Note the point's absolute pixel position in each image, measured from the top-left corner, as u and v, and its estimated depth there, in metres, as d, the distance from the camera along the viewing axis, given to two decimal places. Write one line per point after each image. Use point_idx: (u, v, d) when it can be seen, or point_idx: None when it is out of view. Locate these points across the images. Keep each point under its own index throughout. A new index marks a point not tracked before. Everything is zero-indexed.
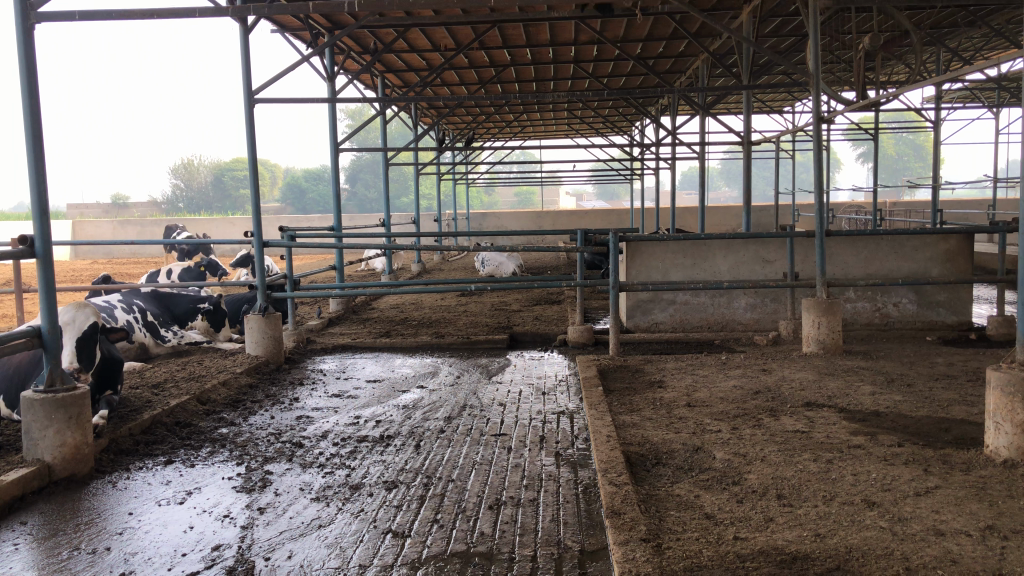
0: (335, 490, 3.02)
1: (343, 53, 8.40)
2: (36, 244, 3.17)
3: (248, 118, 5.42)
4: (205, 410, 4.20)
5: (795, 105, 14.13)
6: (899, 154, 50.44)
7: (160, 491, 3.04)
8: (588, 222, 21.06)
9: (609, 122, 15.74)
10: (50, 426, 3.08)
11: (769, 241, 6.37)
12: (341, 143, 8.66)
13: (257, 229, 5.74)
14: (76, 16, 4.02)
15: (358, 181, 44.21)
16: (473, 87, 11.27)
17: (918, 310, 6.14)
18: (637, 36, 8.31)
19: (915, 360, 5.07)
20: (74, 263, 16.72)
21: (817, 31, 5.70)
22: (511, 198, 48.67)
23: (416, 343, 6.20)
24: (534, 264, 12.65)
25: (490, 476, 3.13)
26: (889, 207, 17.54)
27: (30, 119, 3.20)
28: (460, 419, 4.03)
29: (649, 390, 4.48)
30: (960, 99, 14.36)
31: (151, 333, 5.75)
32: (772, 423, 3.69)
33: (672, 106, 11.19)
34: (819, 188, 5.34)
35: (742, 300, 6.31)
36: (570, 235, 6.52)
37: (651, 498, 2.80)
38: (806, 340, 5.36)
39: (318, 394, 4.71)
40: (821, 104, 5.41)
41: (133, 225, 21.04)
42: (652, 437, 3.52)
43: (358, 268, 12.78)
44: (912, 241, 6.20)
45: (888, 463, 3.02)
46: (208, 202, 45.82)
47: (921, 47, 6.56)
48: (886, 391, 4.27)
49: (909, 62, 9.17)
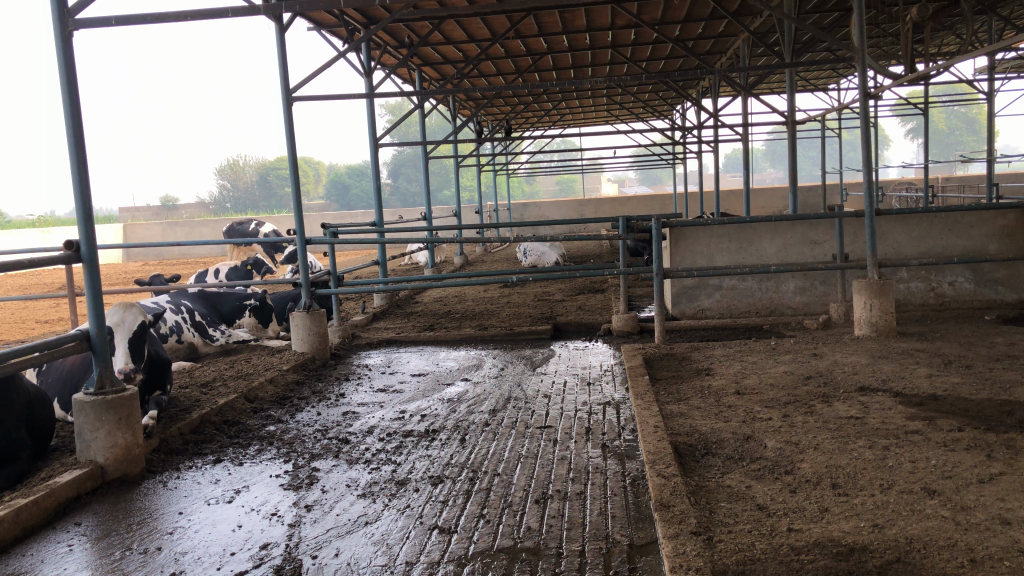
0: (381, 486, 3.01)
1: (380, 48, 8.42)
2: (81, 248, 3.21)
3: (287, 116, 5.44)
4: (253, 408, 4.24)
5: (841, 82, 13.77)
6: (950, 128, 49.10)
7: (209, 490, 3.07)
8: (631, 209, 20.88)
9: (650, 107, 15.55)
10: (101, 427, 3.12)
11: (817, 222, 6.22)
12: (379, 138, 8.66)
13: (299, 228, 5.76)
14: (113, 21, 4.05)
15: (401, 175, 44.54)
16: (511, 76, 11.23)
17: (975, 289, 5.94)
18: (675, 17, 8.17)
19: (974, 341, 4.90)
20: (126, 265, 17.13)
21: (862, 4, 5.51)
22: (552, 187, 48.58)
23: (460, 336, 6.18)
24: (576, 253, 12.58)
25: (536, 469, 3.09)
26: (942, 183, 17.03)
27: (72, 125, 3.24)
28: (504, 411, 4.00)
29: (696, 378, 4.40)
30: (1014, 68, 13.86)
31: (200, 333, 5.83)
32: (824, 409, 3.59)
33: (714, 88, 11.00)
34: (868, 166, 5.17)
35: (791, 283, 6.17)
36: (612, 222, 6.44)
37: (701, 489, 2.74)
38: (858, 322, 5.22)
39: (363, 389, 4.73)
40: (867, 79, 5.24)
41: (182, 227, 21.45)
42: (701, 427, 3.45)
43: (401, 262, 12.86)
44: (967, 218, 6.00)
45: (948, 449, 2.91)
46: (255, 202, 46.56)
47: (973, 15, 6.32)
48: (944, 373, 4.12)
49: (959, 33, 8.86)
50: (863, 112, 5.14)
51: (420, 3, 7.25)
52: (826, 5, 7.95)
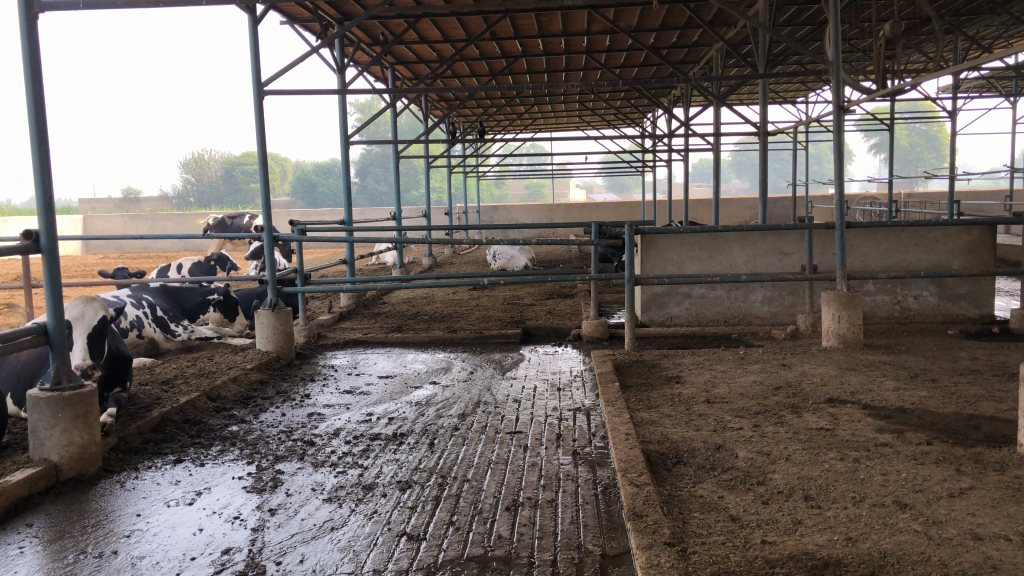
0: (347, 491, 2.94)
1: (354, 44, 8.33)
2: (41, 239, 3.10)
3: (258, 109, 5.34)
4: (215, 407, 4.13)
5: (809, 96, 13.94)
6: (912, 144, 50.09)
7: (169, 492, 2.98)
8: (599, 215, 20.94)
9: (621, 113, 15.61)
10: (56, 425, 3.02)
11: (787, 233, 6.26)
12: (351, 136, 8.55)
13: (267, 224, 5.65)
14: (81, 5, 3.93)
15: (369, 174, 44.27)
16: (485, 78, 11.18)
17: (939, 303, 6.02)
18: (651, 25, 8.19)
19: (939, 355, 4.95)
20: (86, 257, 16.75)
21: (838, 18, 5.56)
22: (521, 191, 48.62)
23: (429, 338, 6.11)
24: (545, 257, 12.55)
25: (506, 475, 3.05)
26: (904, 198, 17.31)
27: (34, 110, 3.13)
28: (474, 416, 3.95)
29: (666, 385, 4.38)
30: (977, 88, 14.16)
31: (161, 328, 5.68)
32: (795, 420, 3.59)
33: (686, 96, 11.05)
34: (840, 179, 5.21)
35: (759, 293, 6.20)
36: (583, 227, 6.41)
37: (674, 499, 2.72)
38: (826, 333, 5.25)
39: (329, 390, 4.64)
40: (841, 92, 5.28)
41: (144, 221, 21.09)
42: (672, 435, 3.43)
43: (369, 262, 12.75)
44: (933, 233, 6.08)
45: (917, 462, 2.93)
46: (220, 197, 45.90)
47: (943, 34, 6.41)
48: (911, 386, 4.16)
49: (927, 52, 9.01)
50: (836, 125, 5.17)
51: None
52: (799, 18, 8.03)
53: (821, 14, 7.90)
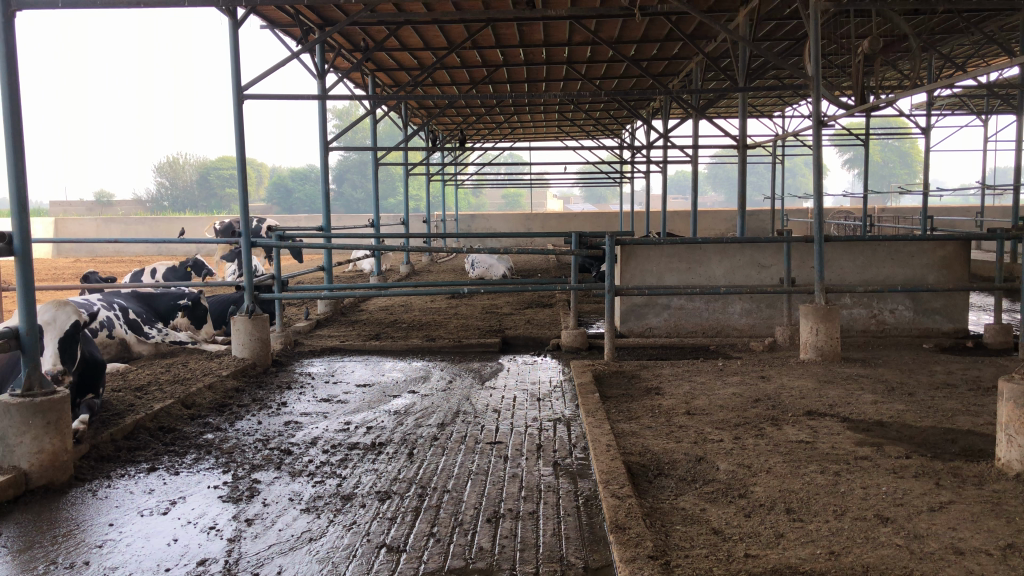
0: (326, 501, 2.90)
1: (335, 50, 8.29)
2: (14, 241, 3.04)
3: (237, 113, 5.28)
4: (189, 415, 4.06)
5: (786, 110, 14.08)
6: (885, 160, 50.86)
7: (142, 501, 2.91)
8: (577, 226, 20.99)
9: (601, 124, 15.67)
10: (27, 431, 2.94)
11: (765, 245, 6.30)
12: (330, 142, 8.50)
13: (244, 228, 5.57)
14: (59, 4, 3.86)
15: (347, 181, 44.10)
16: (465, 87, 11.18)
17: (914, 317, 6.08)
18: (633, 36, 8.23)
19: (915, 368, 5.00)
20: (56, 260, 16.47)
21: (818, 33, 5.62)
22: (499, 201, 48.65)
23: (407, 346, 6.07)
24: (524, 267, 12.54)
25: (486, 486, 3.02)
26: (878, 213, 17.52)
27: (10, 109, 3.07)
28: (453, 425, 3.92)
29: (646, 397, 4.37)
30: (950, 106, 14.41)
31: (134, 331, 5.59)
32: (775, 432, 3.60)
33: (665, 108, 11.11)
34: (819, 192, 5.25)
35: (738, 305, 6.23)
36: (563, 237, 6.40)
37: (656, 511, 2.71)
38: (804, 346, 5.28)
39: (306, 398, 4.58)
40: (821, 107, 5.32)
41: (118, 224, 20.87)
42: (653, 447, 3.42)
43: (345, 269, 12.67)
44: (909, 247, 6.14)
45: (897, 476, 2.94)
46: (195, 201, 45.46)
47: (920, 52, 6.49)
48: (888, 399, 4.18)
49: (902, 69, 9.14)
50: (816, 139, 5.21)
51: (377, 6, 7.13)
52: (779, 33, 8.11)
53: (800, 29, 7.98)
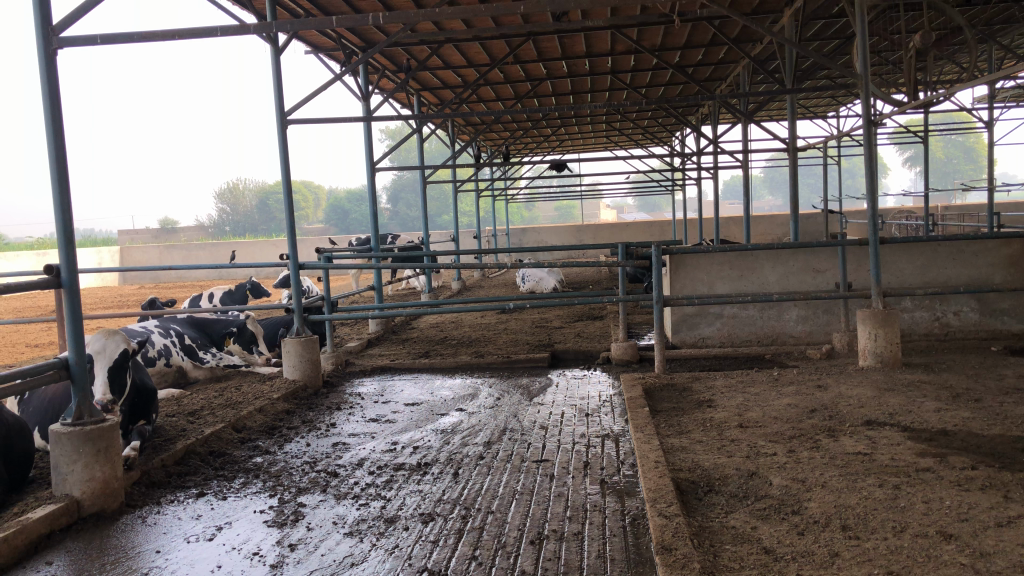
0: (369, 524, 2.88)
1: (378, 71, 8.39)
2: (62, 273, 3.11)
3: (281, 138, 5.35)
4: (240, 438, 4.11)
5: (840, 110, 13.74)
6: (948, 156, 49.43)
7: (190, 527, 2.94)
8: (630, 236, 20.81)
9: (650, 132, 15.53)
10: (77, 460, 3.00)
11: (820, 250, 6.12)
12: (377, 162, 8.57)
13: (292, 252, 5.63)
14: (98, 40, 3.95)
15: (401, 200, 44.64)
16: (510, 102, 11.20)
17: (980, 319, 5.83)
18: (675, 43, 8.13)
19: (982, 373, 4.78)
20: (121, 288, 16.95)
21: (865, 30, 5.45)
22: (551, 214, 48.63)
23: (456, 363, 6.07)
24: (575, 280, 12.46)
25: (531, 507, 2.96)
26: (942, 211, 16.95)
27: (54, 145, 3.16)
28: (500, 443, 3.88)
29: (698, 410, 4.27)
30: (1013, 98, 13.86)
31: (189, 356, 5.70)
32: (831, 444, 3.46)
33: (713, 113, 10.92)
34: (873, 194, 5.07)
35: (793, 312, 6.06)
36: (611, 248, 6.31)
37: (705, 531, 2.62)
38: (863, 352, 5.10)
39: (355, 419, 4.59)
40: (872, 106, 5.15)
41: (178, 250, 21.41)
42: (703, 462, 3.32)
43: (398, 287, 12.79)
44: (971, 246, 5.91)
45: (962, 488, 2.79)
46: (254, 225, 46.46)
47: (975, 43, 6.25)
48: (953, 407, 4.00)
49: (959, 62, 8.84)
50: (867, 139, 5.04)
51: (417, 26, 7.19)
52: (826, 32, 7.91)
53: (848, 27, 7.78)
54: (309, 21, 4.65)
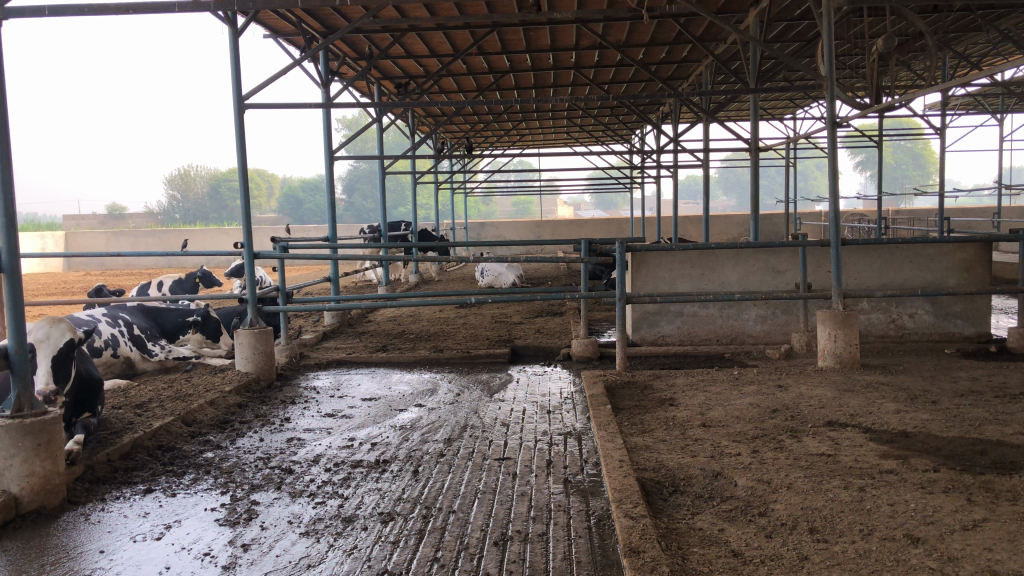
0: (326, 523, 2.77)
1: (339, 58, 8.23)
2: (3, 257, 2.95)
3: (239, 122, 5.19)
4: (190, 432, 3.96)
5: (797, 112, 13.88)
6: (897, 161, 50.61)
7: (136, 526, 2.80)
8: (587, 232, 20.85)
9: (610, 129, 15.54)
10: (16, 454, 2.84)
11: (780, 250, 6.15)
12: (336, 151, 8.40)
13: (247, 241, 5.45)
14: (46, 12, 3.76)
15: (357, 191, 44.21)
16: (471, 94, 11.08)
17: (934, 322, 5.92)
18: (641, 40, 8.10)
19: (938, 375, 4.84)
20: (66, 275, 16.44)
21: (830, 31, 5.47)
22: (509, 208, 48.53)
23: (414, 357, 5.96)
24: (534, 276, 12.42)
25: (494, 506, 2.89)
26: (893, 216, 17.26)
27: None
28: (460, 440, 3.80)
29: (660, 408, 4.24)
30: (964, 106, 14.14)
31: (138, 347, 5.50)
32: (794, 445, 3.45)
33: (675, 112, 10.93)
34: (835, 195, 5.08)
35: (752, 311, 6.07)
36: (573, 244, 6.25)
37: (672, 532, 2.57)
38: (822, 353, 5.12)
39: (310, 413, 4.47)
40: (836, 107, 5.17)
41: (127, 237, 20.83)
42: (668, 462, 3.28)
43: (354, 279, 12.62)
44: (928, 250, 5.98)
45: (926, 491, 2.79)
46: (206, 213, 45.53)
47: (936, 49, 6.33)
48: (912, 408, 4.02)
49: (916, 68, 8.97)
50: (831, 140, 5.05)
51: (380, 12, 7.05)
52: (789, 34, 7.97)
53: (811, 29, 7.83)
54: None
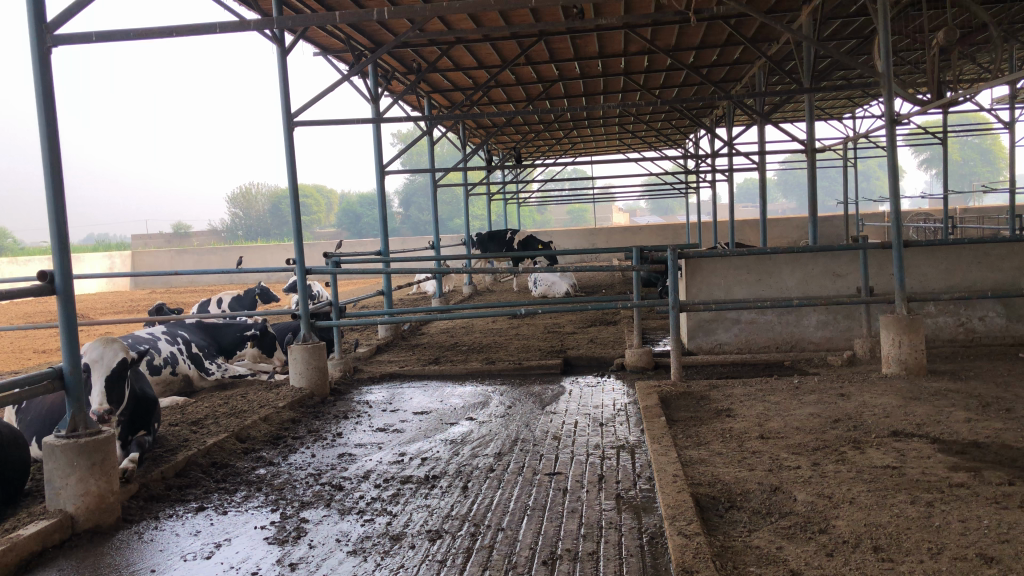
0: (373, 542, 2.75)
1: (388, 73, 8.29)
2: (56, 280, 3.00)
3: (288, 139, 5.24)
4: (243, 449, 3.99)
5: (855, 111, 13.51)
6: (963, 158, 49.08)
7: (188, 544, 2.82)
8: (642, 239, 20.69)
9: (662, 134, 15.37)
10: (72, 473, 2.89)
11: (840, 253, 5.97)
12: (387, 165, 8.46)
13: (299, 257, 5.49)
14: (93, 38, 3.85)
15: (413, 204, 44.70)
16: (520, 103, 11.07)
17: (1006, 324, 5.66)
18: (690, 43, 7.98)
19: (1011, 381, 4.60)
20: (132, 293, 16.90)
21: (886, 26, 5.27)
22: (563, 216, 48.43)
23: (466, 369, 5.93)
24: (587, 285, 12.32)
25: (544, 524, 2.83)
26: (960, 214, 16.66)
27: (48, 146, 3.06)
28: (511, 455, 3.75)
29: (716, 419, 4.12)
30: None
31: (197, 366, 5.59)
32: (857, 457, 3.31)
33: (729, 114, 10.73)
34: (896, 195, 4.89)
35: (813, 317, 5.90)
36: (625, 252, 6.14)
37: (727, 551, 2.48)
38: (886, 359, 4.94)
39: (362, 428, 4.47)
40: (895, 104, 4.98)
41: (190, 255, 21.39)
42: (724, 476, 3.18)
43: (410, 292, 12.71)
44: (997, 250, 5.73)
45: (1001, 506, 2.63)
46: (267, 230, 46.50)
47: (1001, 40, 6.07)
48: (984, 417, 3.83)
49: (981, 61, 8.63)
50: (890, 138, 4.87)
51: (426, 25, 7.09)
52: (844, 32, 7.77)
53: (867, 25, 7.60)
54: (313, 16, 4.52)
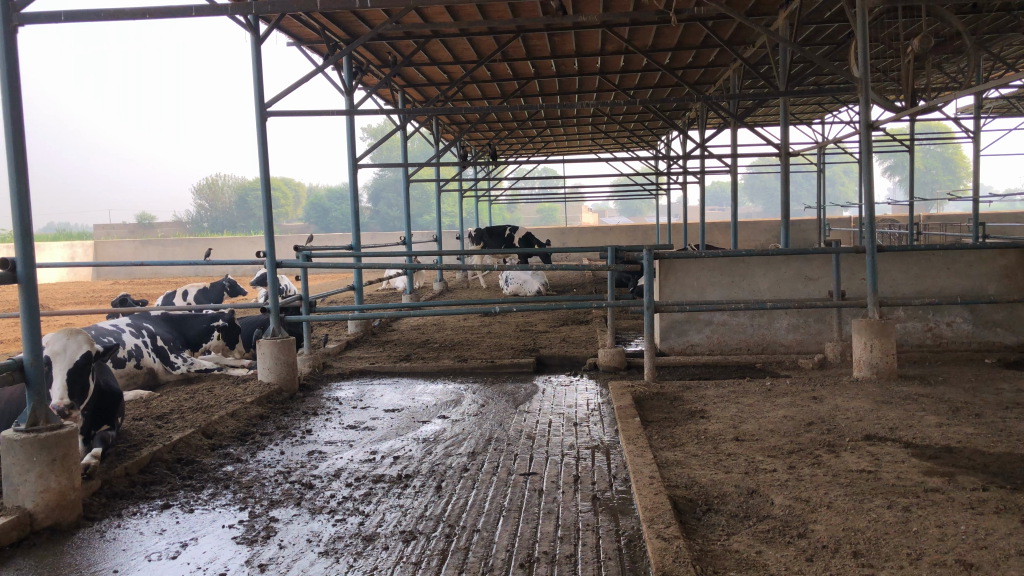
0: (346, 543, 2.68)
1: (363, 65, 8.20)
2: (18, 268, 2.89)
3: (260, 128, 5.14)
4: (210, 445, 3.89)
5: (825, 117, 13.65)
6: (926, 166, 49.95)
7: (153, 543, 2.72)
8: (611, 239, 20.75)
9: (635, 134, 15.41)
10: (31, 469, 2.78)
11: (812, 257, 6.00)
12: (360, 158, 8.36)
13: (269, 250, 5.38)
14: (62, 18, 3.72)
15: (382, 200, 44.40)
16: (495, 100, 11.02)
17: (973, 330, 5.73)
18: (667, 44, 7.98)
19: (979, 386, 4.65)
20: (95, 284, 16.57)
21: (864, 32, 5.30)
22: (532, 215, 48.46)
23: (437, 367, 5.87)
24: (558, 284, 12.29)
25: (520, 525, 2.78)
26: (924, 221, 16.90)
27: (12, 129, 2.95)
28: (484, 454, 3.69)
29: (690, 421, 4.10)
30: (998, 109, 13.79)
31: (161, 359, 5.46)
32: (832, 461, 3.31)
33: (702, 116, 10.77)
34: (870, 200, 4.91)
35: (784, 320, 5.92)
36: (600, 251, 6.11)
37: (706, 555, 2.45)
38: (857, 363, 4.96)
39: (332, 425, 4.38)
40: (871, 110, 5.00)
41: (155, 246, 21.03)
42: (701, 478, 3.16)
43: (380, 288, 12.60)
44: (966, 256, 5.79)
45: (977, 512, 2.64)
46: (234, 222, 45.90)
47: (973, 50, 6.14)
48: (955, 422, 3.86)
49: (951, 70, 8.75)
50: (866, 143, 4.89)
51: (404, 18, 7.01)
52: (818, 37, 7.83)
53: (842, 30, 7.66)
54: (290, 2, 4.43)
